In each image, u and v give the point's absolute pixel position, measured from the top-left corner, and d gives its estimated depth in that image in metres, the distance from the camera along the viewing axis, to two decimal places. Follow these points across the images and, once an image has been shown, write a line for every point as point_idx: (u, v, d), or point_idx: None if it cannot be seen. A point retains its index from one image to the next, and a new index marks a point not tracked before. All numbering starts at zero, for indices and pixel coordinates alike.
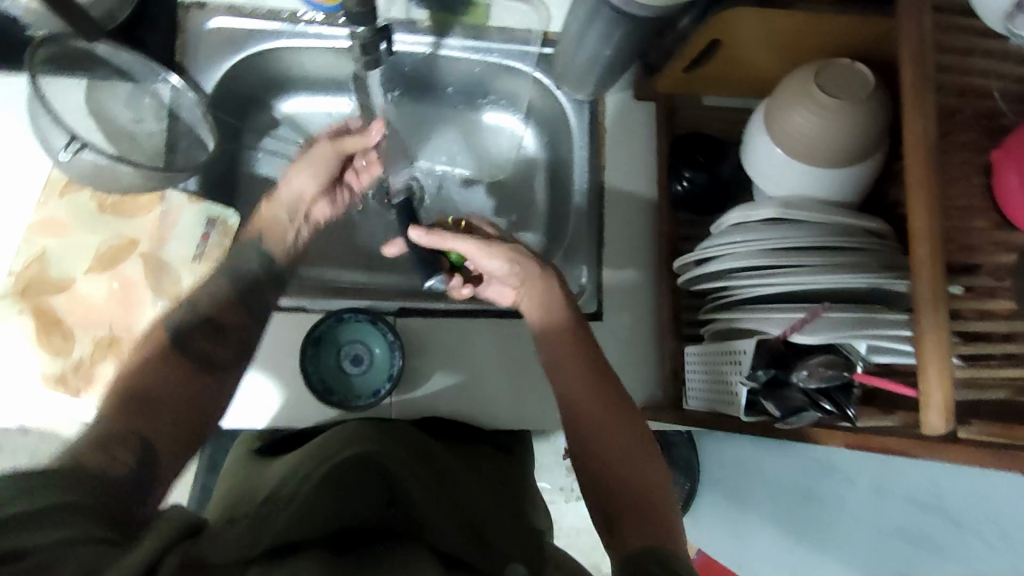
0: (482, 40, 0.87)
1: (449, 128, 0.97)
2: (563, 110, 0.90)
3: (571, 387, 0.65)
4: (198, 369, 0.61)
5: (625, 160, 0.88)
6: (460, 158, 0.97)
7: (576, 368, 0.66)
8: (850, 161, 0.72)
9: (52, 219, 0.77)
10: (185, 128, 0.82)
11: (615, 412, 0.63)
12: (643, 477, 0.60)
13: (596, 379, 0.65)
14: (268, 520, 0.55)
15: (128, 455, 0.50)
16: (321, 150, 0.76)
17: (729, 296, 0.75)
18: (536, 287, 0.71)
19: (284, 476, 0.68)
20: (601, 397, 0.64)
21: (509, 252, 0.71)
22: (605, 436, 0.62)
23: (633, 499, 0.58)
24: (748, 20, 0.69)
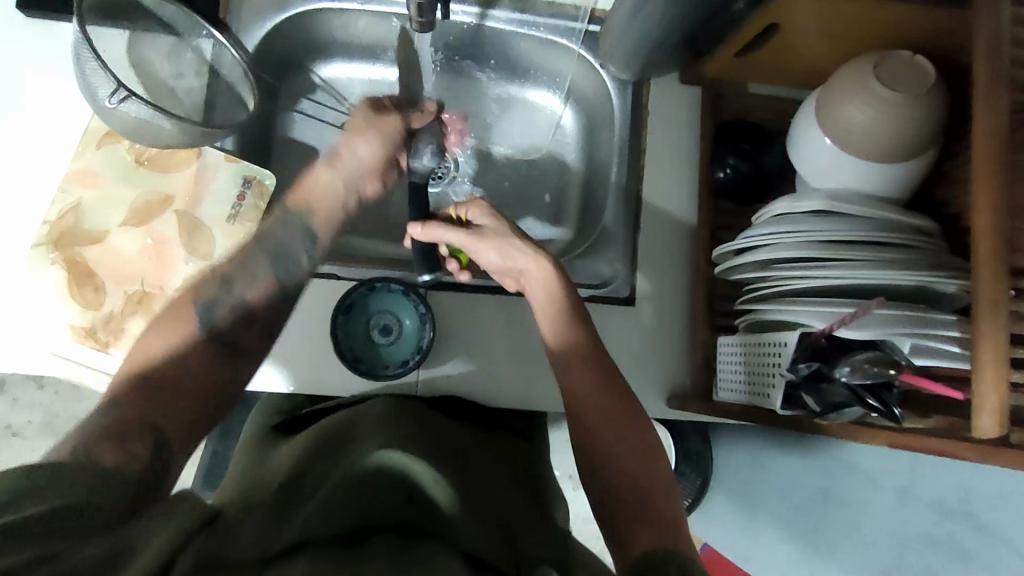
0: (529, 14, 0.85)
1: (485, 104, 0.95)
2: (605, 90, 0.88)
3: (578, 385, 0.66)
4: (220, 354, 0.60)
5: (666, 145, 0.86)
6: (494, 133, 0.95)
7: (587, 373, 0.67)
8: (902, 157, 0.70)
9: (87, 169, 0.76)
10: (226, 85, 0.81)
11: (624, 415, 0.64)
12: (650, 484, 0.59)
13: (603, 388, 0.66)
14: (289, 514, 0.54)
15: (144, 448, 0.49)
16: (388, 119, 0.77)
17: (767, 289, 0.74)
18: (536, 275, 0.71)
19: (299, 456, 0.68)
20: (618, 407, 0.65)
21: (504, 243, 0.71)
22: (619, 439, 0.63)
23: (646, 506, 0.57)
24: (810, 5, 0.67)
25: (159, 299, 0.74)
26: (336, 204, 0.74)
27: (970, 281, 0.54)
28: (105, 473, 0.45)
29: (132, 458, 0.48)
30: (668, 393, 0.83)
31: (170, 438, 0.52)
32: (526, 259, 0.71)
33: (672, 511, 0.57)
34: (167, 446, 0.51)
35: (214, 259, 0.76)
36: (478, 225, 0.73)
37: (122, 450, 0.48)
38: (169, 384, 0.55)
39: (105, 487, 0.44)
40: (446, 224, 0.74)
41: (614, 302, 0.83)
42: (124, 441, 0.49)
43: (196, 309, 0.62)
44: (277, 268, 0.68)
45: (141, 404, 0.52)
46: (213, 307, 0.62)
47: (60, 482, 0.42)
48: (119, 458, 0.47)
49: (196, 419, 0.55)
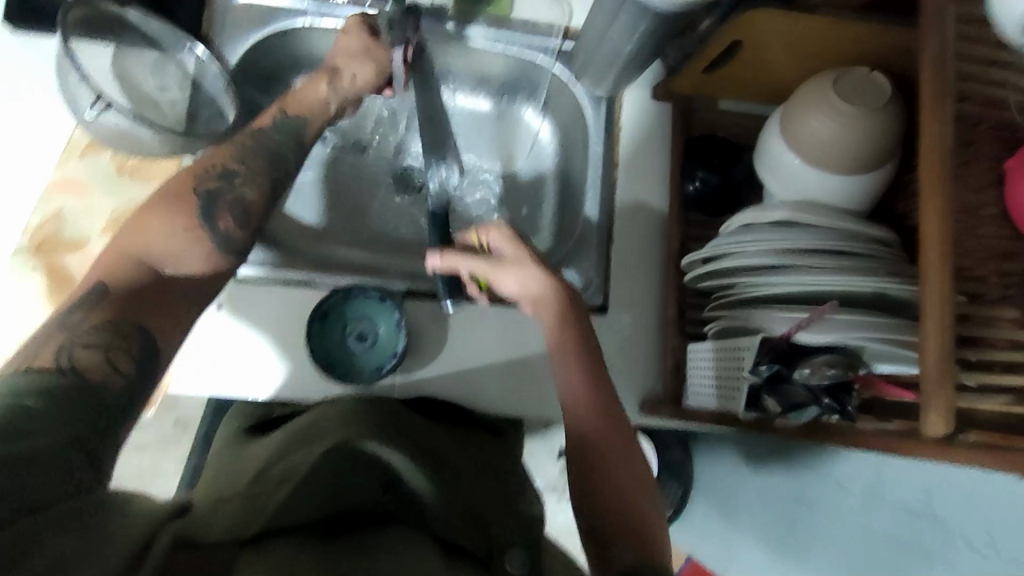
0: (504, 30, 0.87)
1: (473, 119, 0.98)
2: (580, 104, 0.90)
3: (567, 388, 0.67)
4: (214, 247, 0.65)
5: (639, 157, 0.88)
6: (478, 147, 0.98)
7: (576, 375, 0.67)
8: (863, 169, 0.73)
9: (72, 179, 0.77)
10: (207, 98, 0.82)
11: (612, 422, 0.65)
12: (627, 484, 0.62)
13: (593, 394, 0.66)
14: (263, 497, 0.55)
15: (128, 362, 0.54)
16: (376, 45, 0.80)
17: (734, 296, 0.76)
18: (548, 301, 0.70)
19: (278, 448, 0.70)
20: (597, 406, 0.65)
21: (529, 270, 0.70)
22: (598, 444, 0.63)
23: (622, 505, 0.60)
24: (771, 24, 0.69)
25: None
26: (325, 118, 0.78)
27: (920, 286, 0.56)
28: (81, 391, 0.50)
29: (111, 371, 0.53)
30: (640, 400, 0.85)
31: (153, 331, 0.57)
32: (542, 285, 0.70)
33: (647, 523, 0.60)
34: (152, 353, 0.56)
35: None
36: (499, 251, 0.72)
37: (97, 350, 0.53)
38: (158, 285, 0.60)
39: (88, 407, 0.49)
40: (466, 255, 0.72)
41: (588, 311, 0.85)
42: (101, 340, 0.53)
43: (199, 202, 0.65)
44: (270, 168, 0.71)
45: (129, 299, 0.57)
46: (215, 198, 0.66)
47: (25, 422, 0.45)
48: (102, 374, 0.52)
49: (181, 320, 0.60)
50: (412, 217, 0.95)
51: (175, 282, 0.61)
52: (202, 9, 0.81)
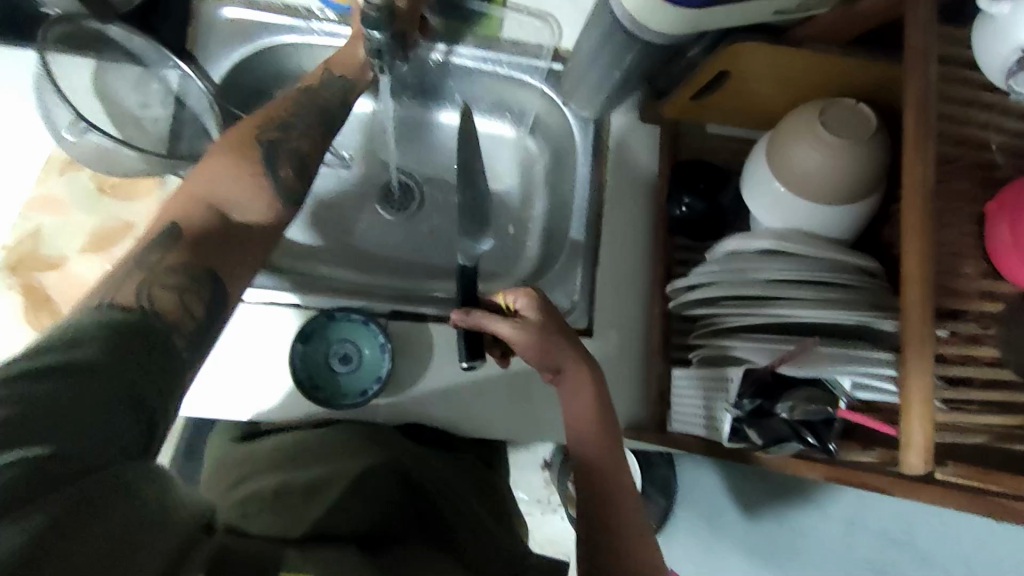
0: (494, 52, 0.87)
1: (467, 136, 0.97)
2: (568, 126, 0.90)
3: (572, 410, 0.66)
4: (274, 196, 0.63)
5: (626, 180, 0.89)
6: None
7: (585, 394, 0.66)
8: (849, 200, 0.73)
9: (50, 196, 0.76)
10: (191, 116, 0.81)
11: (612, 439, 0.65)
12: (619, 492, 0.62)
13: (599, 418, 0.65)
14: (300, 516, 0.63)
15: (198, 305, 0.52)
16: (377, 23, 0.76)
17: (719, 324, 0.76)
18: (581, 378, 0.66)
19: (285, 454, 0.74)
20: (600, 432, 0.65)
21: (547, 341, 0.65)
22: (601, 467, 0.63)
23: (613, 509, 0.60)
24: (757, 55, 0.69)
25: None
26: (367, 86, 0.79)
27: (901, 323, 0.56)
28: (141, 338, 0.47)
29: (186, 316, 0.51)
30: (625, 424, 0.84)
31: (222, 277, 0.56)
32: (569, 361, 0.66)
33: (638, 543, 0.59)
34: (219, 300, 0.55)
35: None
36: (523, 318, 0.66)
37: (177, 293, 0.51)
38: (227, 228, 0.58)
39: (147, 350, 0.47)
40: (490, 316, 0.67)
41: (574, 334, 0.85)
42: (180, 283, 0.52)
43: (261, 148, 0.64)
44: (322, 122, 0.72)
45: (199, 246, 0.55)
46: (275, 149, 0.65)
47: (82, 373, 0.43)
48: (175, 316, 0.50)
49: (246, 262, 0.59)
50: (399, 235, 0.94)
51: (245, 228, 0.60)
52: (186, 25, 0.80)
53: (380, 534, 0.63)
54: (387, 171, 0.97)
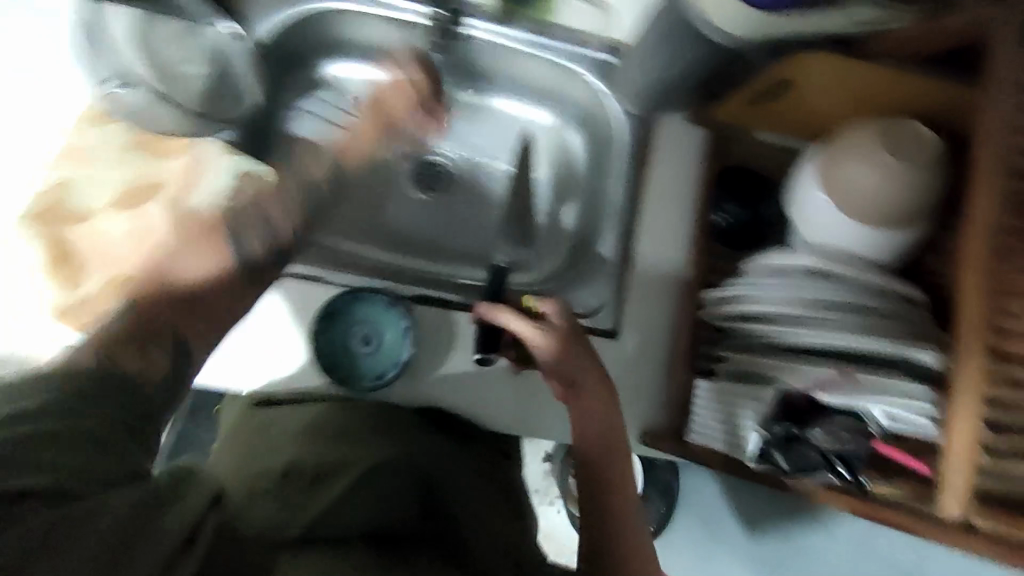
0: (545, 36, 0.84)
1: (505, 123, 0.95)
2: (614, 119, 0.87)
3: (584, 420, 0.65)
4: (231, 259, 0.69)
5: (667, 179, 0.86)
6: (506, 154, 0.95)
7: (598, 402, 0.65)
8: (900, 226, 0.70)
9: (75, 147, 0.74)
10: (234, 76, 0.80)
11: (616, 448, 0.65)
12: (623, 492, 0.64)
13: (612, 429, 0.65)
14: (308, 506, 0.64)
15: (165, 362, 0.55)
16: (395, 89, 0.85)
17: (752, 339, 0.73)
18: (594, 389, 0.65)
19: (303, 444, 0.75)
20: (610, 440, 0.65)
21: (565, 344, 0.65)
22: (613, 467, 0.64)
23: (610, 508, 0.63)
24: (822, 67, 0.67)
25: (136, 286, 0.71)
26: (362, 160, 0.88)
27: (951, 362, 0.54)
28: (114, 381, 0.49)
29: (155, 369, 0.53)
30: (641, 431, 0.82)
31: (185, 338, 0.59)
32: (581, 369, 0.65)
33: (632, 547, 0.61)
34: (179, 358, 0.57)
35: None
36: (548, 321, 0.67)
37: (139, 363, 0.51)
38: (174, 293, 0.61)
39: (121, 395, 0.49)
40: (517, 312, 0.68)
41: (599, 334, 0.83)
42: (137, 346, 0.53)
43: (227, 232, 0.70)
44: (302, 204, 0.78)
45: (168, 310, 0.59)
46: (245, 228, 0.71)
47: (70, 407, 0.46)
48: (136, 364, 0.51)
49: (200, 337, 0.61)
50: (426, 216, 0.93)
51: (197, 298, 0.63)
52: None
53: (384, 535, 0.64)
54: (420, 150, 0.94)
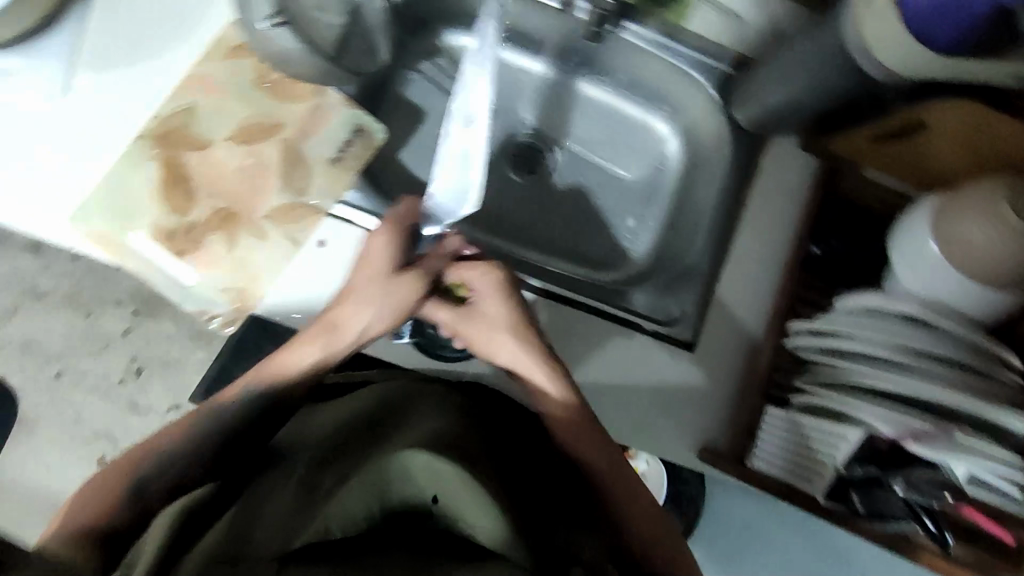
0: (672, 42, 0.85)
1: (613, 121, 0.94)
2: (723, 131, 0.87)
3: (563, 430, 0.67)
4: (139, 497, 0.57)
5: (766, 201, 0.83)
6: (611, 154, 0.95)
7: (565, 407, 0.67)
8: (1001, 289, 0.69)
9: (209, 76, 0.75)
10: (364, 29, 0.81)
11: (597, 433, 0.67)
12: (620, 485, 0.67)
13: (593, 428, 0.67)
14: (327, 485, 0.57)
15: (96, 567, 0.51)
16: (369, 265, 0.66)
17: (835, 378, 0.72)
18: (548, 382, 0.67)
19: (337, 403, 0.69)
20: (587, 428, 0.67)
21: (497, 338, 0.67)
22: (599, 462, 0.67)
23: (622, 495, 0.67)
24: (961, 114, 0.66)
25: (245, 222, 0.74)
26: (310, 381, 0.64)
27: None
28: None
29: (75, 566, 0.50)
30: (699, 444, 0.77)
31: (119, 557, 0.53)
32: (526, 359, 0.67)
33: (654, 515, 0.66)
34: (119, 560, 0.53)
35: (307, 199, 0.75)
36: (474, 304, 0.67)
37: (62, 554, 0.50)
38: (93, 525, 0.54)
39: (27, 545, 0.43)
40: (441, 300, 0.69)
41: (675, 344, 0.80)
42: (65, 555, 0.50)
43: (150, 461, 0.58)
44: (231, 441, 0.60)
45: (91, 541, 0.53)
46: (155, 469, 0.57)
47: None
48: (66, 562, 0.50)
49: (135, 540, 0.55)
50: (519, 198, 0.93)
51: (106, 526, 0.54)
52: None
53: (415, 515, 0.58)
54: (521, 132, 0.95)
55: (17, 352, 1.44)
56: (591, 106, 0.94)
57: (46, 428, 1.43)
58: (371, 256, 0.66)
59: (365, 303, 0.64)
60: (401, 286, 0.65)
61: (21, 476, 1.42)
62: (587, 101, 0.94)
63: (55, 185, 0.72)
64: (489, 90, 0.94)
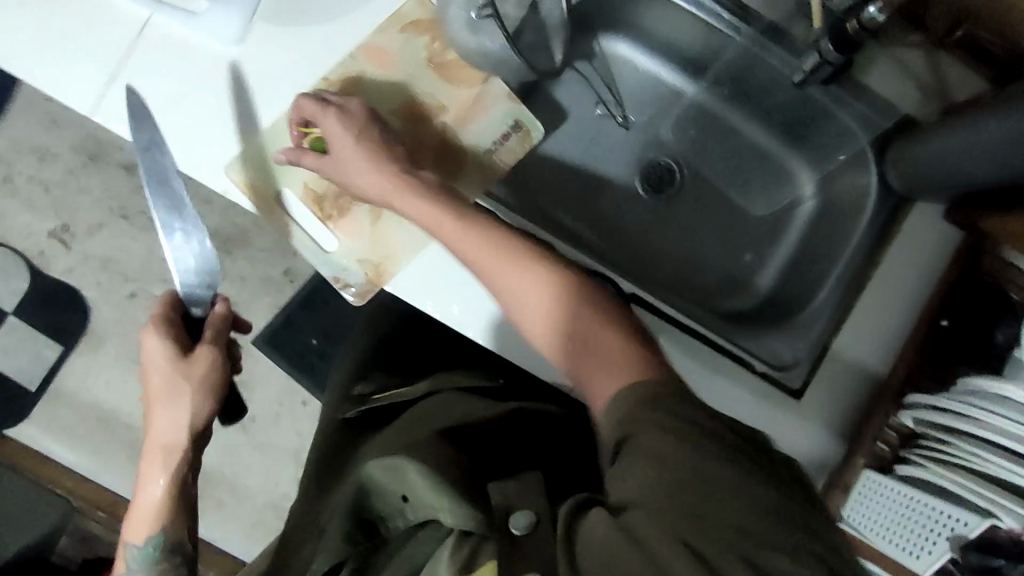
0: (843, 89, 0.82)
1: (745, 152, 0.94)
2: (867, 189, 0.84)
3: (518, 299, 0.60)
4: None
5: (905, 263, 0.80)
6: (737, 187, 0.95)
7: (516, 276, 0.60)
8: None
9: (383, 48, 0.76)
10: (538, 24, 0.81)
11: (545, 277, 0.59)
12: (605, 346, 0.54)
13: (542, 286, 0.59)
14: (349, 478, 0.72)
15: None
16: (153, 365, 0.63)
17: (950, 456, 0.70)
18: (474, 237, 0.63)
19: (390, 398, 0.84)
20: (544, 292, 0.59)
21: (345, 169, 0.68)
22: (586, 334, 0.56)
23: (603, 360, 0.53)
24: None
25: None
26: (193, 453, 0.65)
27: None
28: None
29: None
30: None
31: None
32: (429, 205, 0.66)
33: (603, 328, 0.56)
34: None
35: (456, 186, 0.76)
36: (308, 154, 0.70)
37: None
38: None
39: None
40: (309, 152, 0.70)
41: (782, 391, 0.77)
42: None
43: None
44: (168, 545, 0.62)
45: None
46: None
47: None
48: None
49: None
50: (645, 212, 0.93)
51: None
52: None
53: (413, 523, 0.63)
54: (654, 147, 0.95)
55: (95, 268, 1.38)
56: (728, 135, 0.94)
57: (111, 344, 1.38)
58: (152, 366, 0.63)
59: (173, 407, 0.63)
60: (196, 364, 0.64)
61: (73, 388, 1.37)
62: (726, 130, 0.94)
63: (222, 133, 0.74)
64: (629, 101, 0.94)
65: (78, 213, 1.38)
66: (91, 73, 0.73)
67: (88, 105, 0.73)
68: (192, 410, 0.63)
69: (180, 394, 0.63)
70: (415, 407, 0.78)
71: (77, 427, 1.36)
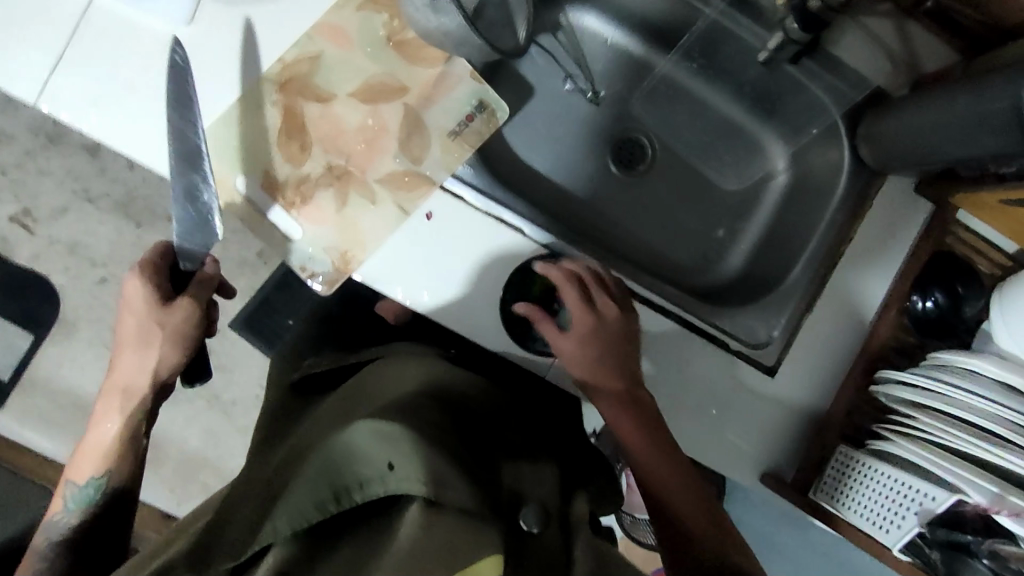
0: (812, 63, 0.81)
1: (717, 124, 0.93)
2: (839, 165, 0.83)
3: (648, 465, 0.64)
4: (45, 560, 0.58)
5: (876, 237, 0.80)
6: (709, 161, 0.94)
7: (652, 449, 0.65)
8: None
9: (339, 27, 0.74)
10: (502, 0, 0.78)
11: (665, 444, 0.65)
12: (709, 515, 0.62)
13: (665, 446, 0.65)
14: (303, 442, 0.63)
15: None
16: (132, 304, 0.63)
17: (918, 430, 0.70)
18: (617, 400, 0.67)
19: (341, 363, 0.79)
20: (673, 466, 0.64)
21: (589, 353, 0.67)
22: (673, 494, 0.63)
23: (694, 521, 0.61)
24: None
25: (356, 182, 0.74)
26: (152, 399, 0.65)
27: None
28: None
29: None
30: (760, 473, 0.77)
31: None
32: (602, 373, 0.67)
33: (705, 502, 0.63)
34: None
35: (422, 168, 0.74)
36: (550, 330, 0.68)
37: None
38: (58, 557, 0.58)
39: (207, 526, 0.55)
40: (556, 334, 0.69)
41: (755, 366, 0.77)
42: None
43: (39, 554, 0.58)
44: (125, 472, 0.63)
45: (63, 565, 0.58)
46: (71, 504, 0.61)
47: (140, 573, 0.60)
48: None
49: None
50: (616, 190, 0.92)
51: None
52: None
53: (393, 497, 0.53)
54: (625, 122, 0.93)
55: (61, 254, 1.35)
56: (699, 108, 0.93)
57: (81, 331, 1.35)
58: (130, 307, 0.64)
59: (141, 352, 0.64)
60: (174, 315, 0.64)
61: (41, 375, 1.35)
62: (697, 103, 0.93)
63: None
64: (598, 75, 0.92)
65: (41, 196, 1.34)
66: (33, 56, 0.70)
67: (33, 93, 0.69)
68: (159, 358, 0.63)
69: (151, 337, 0.63)
70: (374, 369, 0.72)
71: (50, 413, 1.34)
